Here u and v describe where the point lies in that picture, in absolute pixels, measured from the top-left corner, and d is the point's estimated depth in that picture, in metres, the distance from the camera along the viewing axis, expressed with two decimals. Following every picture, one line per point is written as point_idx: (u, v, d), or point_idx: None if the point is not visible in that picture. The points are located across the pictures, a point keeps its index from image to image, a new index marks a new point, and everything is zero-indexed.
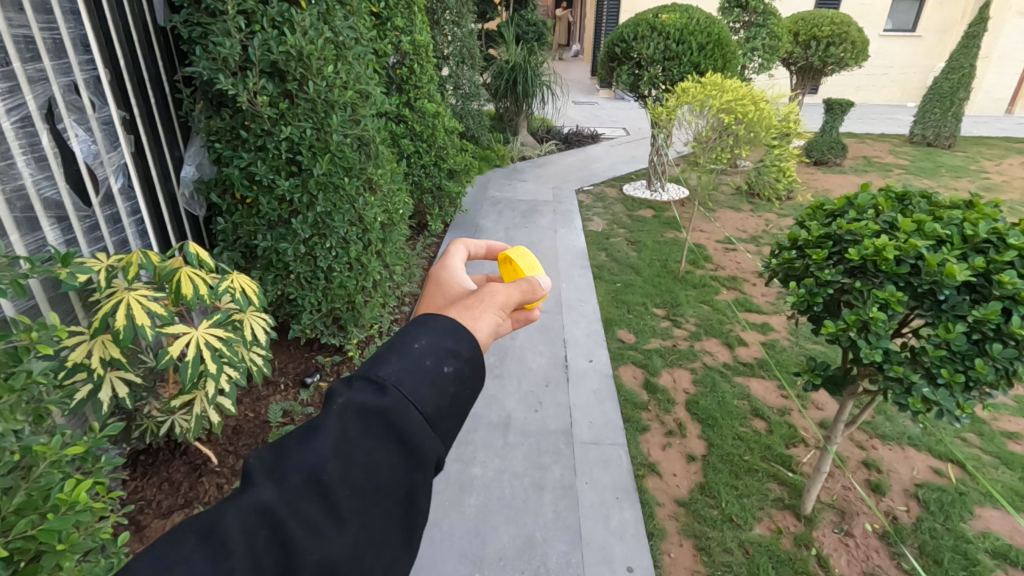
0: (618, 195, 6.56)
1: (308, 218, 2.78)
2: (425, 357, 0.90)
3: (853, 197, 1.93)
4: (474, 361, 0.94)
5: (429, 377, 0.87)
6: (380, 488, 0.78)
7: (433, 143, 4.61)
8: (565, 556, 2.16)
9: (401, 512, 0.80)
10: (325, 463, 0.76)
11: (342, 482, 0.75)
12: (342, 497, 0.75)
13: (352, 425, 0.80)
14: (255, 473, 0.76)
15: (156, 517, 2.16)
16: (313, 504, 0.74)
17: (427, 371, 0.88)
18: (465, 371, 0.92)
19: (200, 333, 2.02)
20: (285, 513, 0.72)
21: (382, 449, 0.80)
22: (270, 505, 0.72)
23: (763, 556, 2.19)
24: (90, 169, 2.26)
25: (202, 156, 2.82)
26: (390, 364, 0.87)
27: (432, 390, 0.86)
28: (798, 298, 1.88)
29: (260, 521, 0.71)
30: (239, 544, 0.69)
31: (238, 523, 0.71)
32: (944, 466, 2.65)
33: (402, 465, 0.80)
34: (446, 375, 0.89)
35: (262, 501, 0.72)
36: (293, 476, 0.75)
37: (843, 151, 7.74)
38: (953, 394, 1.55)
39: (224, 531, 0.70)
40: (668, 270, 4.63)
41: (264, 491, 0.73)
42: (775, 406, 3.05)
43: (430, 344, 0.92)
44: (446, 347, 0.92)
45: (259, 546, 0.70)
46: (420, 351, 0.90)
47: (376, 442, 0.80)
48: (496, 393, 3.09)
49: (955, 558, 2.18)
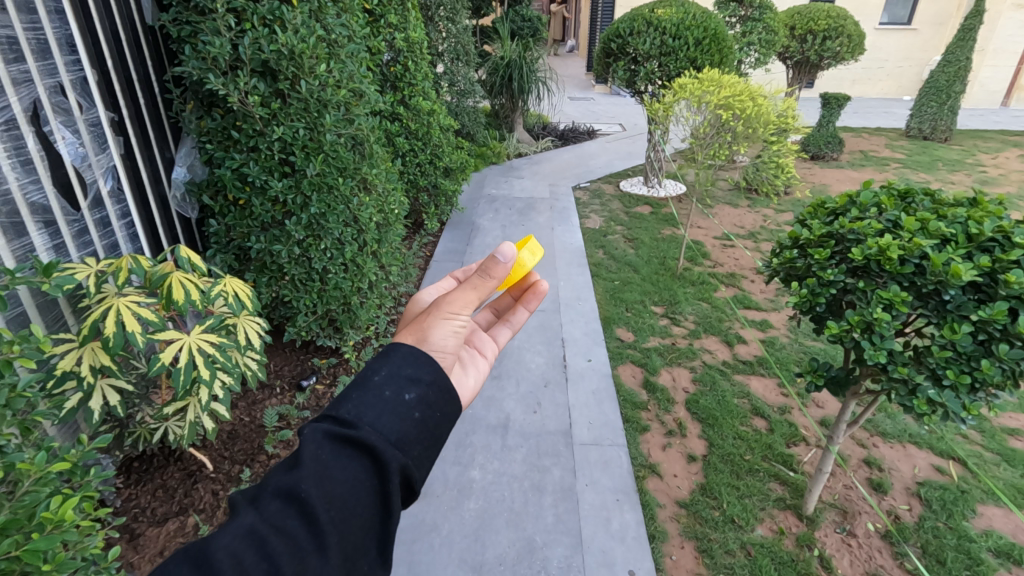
0: (615, 191, 6.54)
1: (302, 219, 2.74)
2: (385, 387, 0.95)
3: (855, 195, 1.90)
4: (437, 383, 0.99)
5: (389, 406, 0.92)
6: (355, 508, 0.83)
7: (429, 141, 4.58)
8: (566, 561, 2.13)
9: (377, 527, 0.86)
10: (300, 485, 0.82)
11: (318, 503, 0.81)
12: (321, 513, 0.81)
13: (325, 449, 0.86)
14: (239, 504, 0.83)
15: (150, 526, 2.13)
16: (293, 523, 0.81)
17: (388, 400, 0.93)
18: (429, 395, 0.97)
19: (192, 339, 1.97)
20: (268, 533, 0.79)
21: (353, 471, 0.85)
22: (254, 527, 0.79)
23: (766, 558, 2.17)
24: (78, 172, 2.22)
25: (193, 157, 2.81)
26: (351, 400, 0.93)
27: (395, 418, 0.92)
28: (799, 298, 1.85)
29: (247, 542, 0.78)
30: (228, 563, 0.75)
31: (225, 547, 0.76)
32: (946, 464, 2.64)
33: (373, 486, 0.86)
34: (408, 403, 0.94)
35: (247, 525, 0.79)
36: (273, 501, 0.82)
37: (839, 145, 7.71)
38: (959, 395, 1.53)
39: (212, 554, 0.76)
40: (666, 267, 4.60)
41: (249, 518, 0.80)
42: (776, 405, 3.03)
43: (390, 375, 0.97)
44: (406, 374, 0.98)
45: (248, 564, 0.76)
46: (381, 382, 0.95)
47: (349, 465, 0.86)
48: (494, 394, 3.07)
49: (958, 558, 2.16)
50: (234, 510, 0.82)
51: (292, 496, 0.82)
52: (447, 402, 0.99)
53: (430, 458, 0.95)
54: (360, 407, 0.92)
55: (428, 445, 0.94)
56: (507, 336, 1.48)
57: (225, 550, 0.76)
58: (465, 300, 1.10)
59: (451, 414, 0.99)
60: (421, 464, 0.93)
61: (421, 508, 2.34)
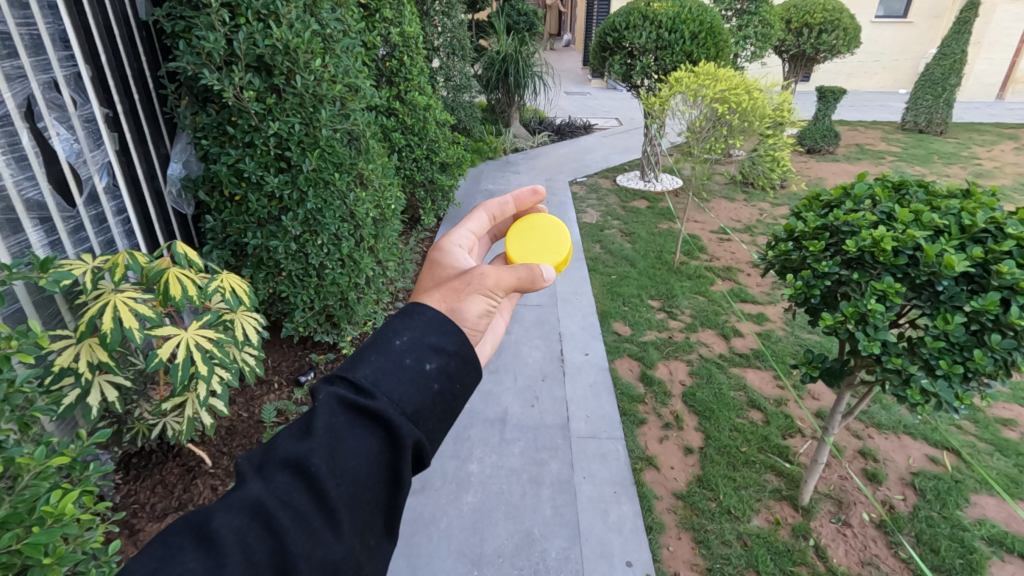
0: (612, 185, 6.54)
1: (299, 214, 2.75)
2: (405, 354, 0.95)
3: (850, 187, 1.91)
4: (460, 354, 0.99)
5: (407, 375, 0.92)
6: (365, 480, 0.83)
7: (425, 137, 4.57)
8: (564, 552, 2.15)
9: (385, 501, 0.85)
10: (310, 456, 0.82)
11: (328, 477, 0.81)
12: (331, 487, 0.80)
13: (339, 418, 0.86)
14: (246, 474, 0.82)
15: (150, 521, 2.14)
16: (301, 496, 0.80)
17: (408, 369, 0.93)
18: (450, 366, 0.97)
19: (190, 334, 1.97)
20: (275, 506, 0.78)
21: (364, 443, 0.85)
22: (260, 501, 0.78)
23: (762, 548, 2.19)
24: (73, 168, 2.21)
25: (188, 153, 2.80)
26: (370, 365, 0.93)
27: (413, 388, 0.92)
28: (794, 290, 1.86)
29: (251, 517, 0.77)
30: (232, 540, 0.75)
31: (229, 520, 0.76)
32: (940, 454, 2.66)
33: (385, 458, 0.86)
34: (428, 373, 0.94)
35: (254, 499, 0.78)
36: (281, 473, 0.81)
37: (835, 139, 7.73)
38: (953, 385, 1.53)
39: (216, 529, 0.75)
40: (663, 261, 4.61)
41: (255, 490, 0.79)
42: (772, 397, 3.05)
43: (412, 342, 0.97)
44: (428, 343, 0.97)
45: (252, 539, 0.75)
46: (402, 349, 0.95)
47: (360, 438, 0.85)
48: (492, 388, 3.08)
49: (952, 547, 2.18)
50: (240, 480, 0.82)
51: (301, 468, 0.81)
52: (467, 373, 0.99)
53: (442, 431, 0.95)
54: (377, 375, 0.92)
55: (443, 418, 0.94)
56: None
57: (229, 526, 0.76)
58: (501, 282, 1.10)
59: (469, 387, 0.99)
60: (433, 438, 0.93)
61: (420, 502, 2.35)
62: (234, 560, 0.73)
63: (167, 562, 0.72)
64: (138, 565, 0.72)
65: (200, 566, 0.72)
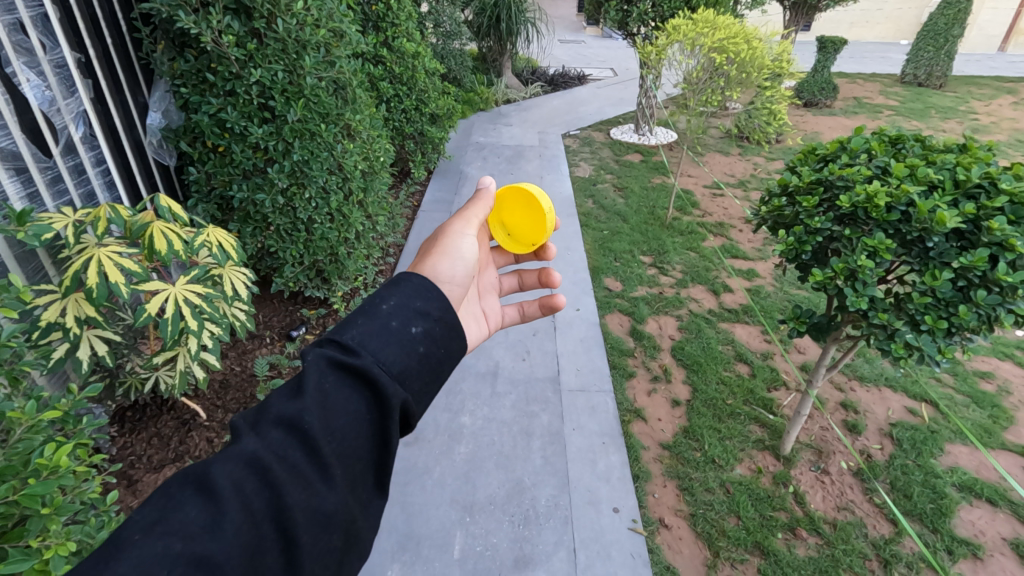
0: (606, 139, 6.43)
1: (285, 167, 2.68)
2: (391, 318, 0.97)
3: (846, 141, 1.88)
4: (443, 320, 1.02)
5: (394, 336, 0.94)
6: (356, 437, 0.84)
7: (414, 86, 4.44)
8: (553, 500, 2.23)
9: (374, 458, 0.86)
10: (303, 415, 0.82)
11: (321, 434, 0.81)
12: (323, 444, 0.81)
13: (328, 376, 0.87)
14: (240, 430, 0.82)
15: (148, 472, 2.18)
16: (294, 451, 0.80)
17: (394, 331, 0.95)
18: (435, 330, 1.00)
19: (178, 289, 1.95)
20: (271, 459, 0.78)
21: (354, 401, 0.86)
22: (256, 455, 0.78)
23: (743, 494, 2.28)
24: (46, 117, 2.12)
25: (168, 102, 2.70)
26: (356, 328, 0.94)
27: (399, 349, 0.93)
28: (786, 246, 1.84)
29: (248, 470, 0.77)
30: (230, 490, 0.75)
31: (227, 472, 0.76)
32: (918, 406, 2.75)
33: (374, 415, 0.87)
34: (413, 335, 0.96)
35: (250, 453, 0.78)
36: (275, 428, 0.82)
37: (834, 92, 7.58)
38: (936, 339, 1.55)
39: (214, 481, 0.75)
40: (655, 216, 4.58)
41: (251, 445, 0.79)
42: (758, 351, 3.11)
43: (397, 306, 0.99)
44: (413, 307, 1.00)
45: (249, 491, 0.76)
46: (388, 312, 0.97)
47: (349, 397, 0.86)
48: (484, 342, 3.10)
49: (923, 492, 2.28)
50: (235, 437, 0.82)
51: (295, 425, 0.82)
52: (449, 338, 1.02)
53: (427, 393, 0.97)
54: (365, 336, 0.93)
55: (428, 380, 0.96)
56: (513, 320, 1.50)
57: (227, 478, 0.76)
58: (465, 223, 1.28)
59: (453, 352, 1.02)
60: (419, 400, 0.95)
61: (413, 453, 2.40)
62: (234, 510, 0.73)
63: (166, 513, 0.72)
64: (140, 516, 0.72)
65: (202, 516, 0.72)
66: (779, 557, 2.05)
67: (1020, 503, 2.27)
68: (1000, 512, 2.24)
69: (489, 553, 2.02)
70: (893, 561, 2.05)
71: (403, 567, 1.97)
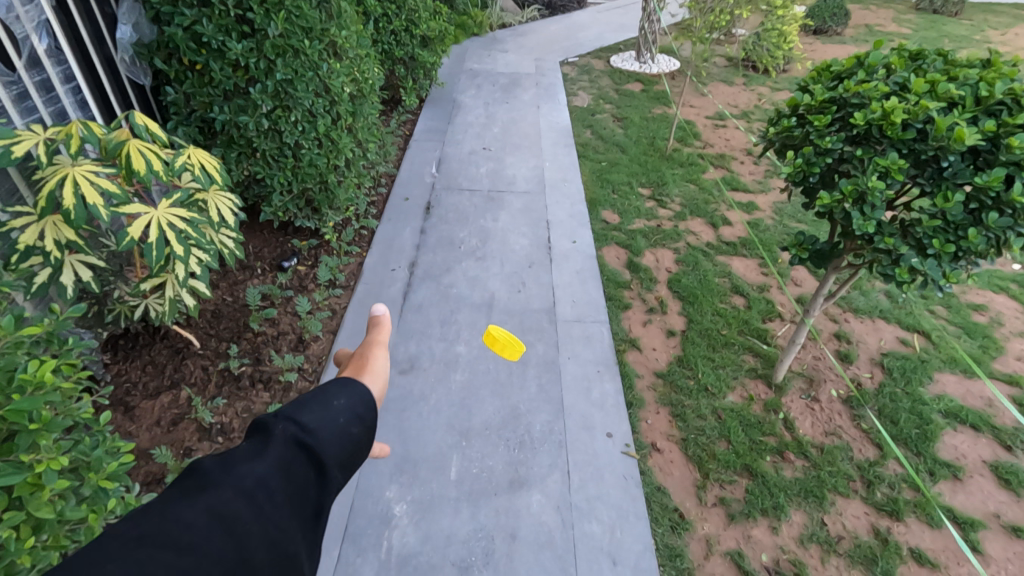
0: (605, 67, 6.14)
1: (269, 86, 2.54)
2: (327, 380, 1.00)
3: (864, 56, 1.77)
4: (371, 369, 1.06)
5: (331, 384, 0.97)
6: (307, 455, 0.85)
7: (403, 4, 4.16)
8: (548, 425, 2.26)
9: (324, 474, 0.86)
10: (258, 441, 0.83)
11: (278, 448, 0.83)
12: (280, 459, 0.82)
13: (278, 413, 0.89)
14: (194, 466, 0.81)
15: (145, 399, 2.19)
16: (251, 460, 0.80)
17: (331, 382, 0.99)
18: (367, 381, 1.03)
19: (161, 212, 1.88)
20: (231, 467, 0.78)
21: (304, 477, 0.83)
22: (219, 465, 0.78)
23: (734, 420, 2.33)
24: (5, 25, 1.94)
25: (138, 14, 2.46)
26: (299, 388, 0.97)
27: (337, 391, 0.96)
28: (793, 169, 1.76)
29: (209, 475, 0.76)
30: (196, 492, 0.74)
31: (193, 483, 0.75)
32: (910, 337, 2.77)
33: (322, 435, 0.89)
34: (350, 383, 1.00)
35: (213, 464, 0.78)
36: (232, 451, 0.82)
37: (845, 18, 7.22)
38: (941, 264, 1.52)
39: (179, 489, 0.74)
40: (655, 148, 4.45)
41: (224, 493, 0.74)
42: (755, 283, 3.10)
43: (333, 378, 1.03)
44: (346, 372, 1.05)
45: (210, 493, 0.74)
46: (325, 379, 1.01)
47: (297, 420, 0.88)
48: (479, 273, 3.06)
49: (910, 418, 2.34)
50: (204, 484, 0.75)
51: (250, 448, 0.82)
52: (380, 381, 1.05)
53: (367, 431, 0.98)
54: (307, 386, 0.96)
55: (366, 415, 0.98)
56: None
57: (191, 486, 0.75)
58: None
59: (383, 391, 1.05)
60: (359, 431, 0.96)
61: (409, 381, 2.41)
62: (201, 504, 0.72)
63: (133, 522, 0.70)
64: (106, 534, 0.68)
65: (166, 516, 0.70)
66: (766, 479, 2.12)
67: (1002, 428, 2.33)
68: (982, 437, 2.30)
69: (485, 475, 2.07)
70: (876, 481, 2.12)
71: (402, 488, 2.01)
